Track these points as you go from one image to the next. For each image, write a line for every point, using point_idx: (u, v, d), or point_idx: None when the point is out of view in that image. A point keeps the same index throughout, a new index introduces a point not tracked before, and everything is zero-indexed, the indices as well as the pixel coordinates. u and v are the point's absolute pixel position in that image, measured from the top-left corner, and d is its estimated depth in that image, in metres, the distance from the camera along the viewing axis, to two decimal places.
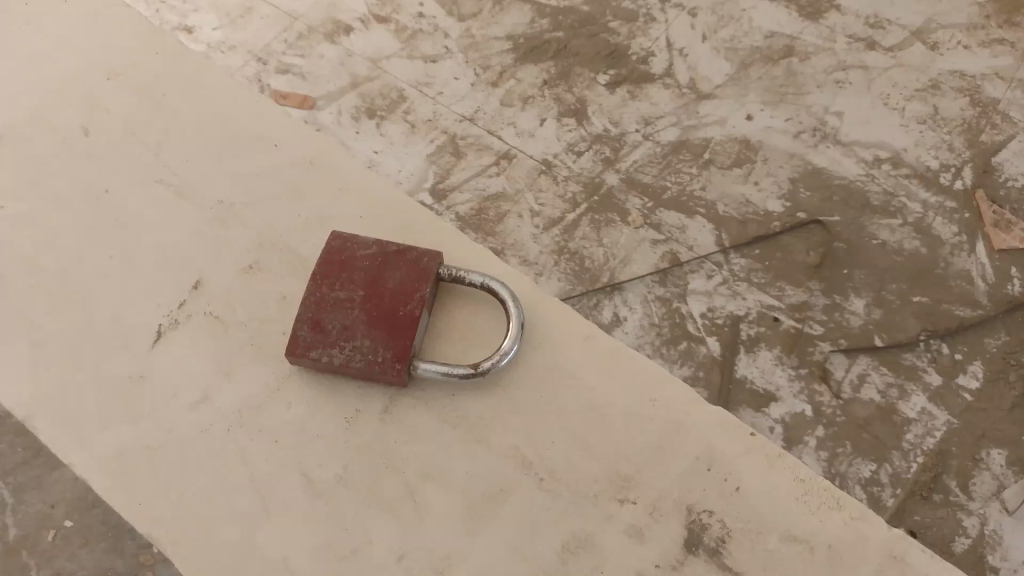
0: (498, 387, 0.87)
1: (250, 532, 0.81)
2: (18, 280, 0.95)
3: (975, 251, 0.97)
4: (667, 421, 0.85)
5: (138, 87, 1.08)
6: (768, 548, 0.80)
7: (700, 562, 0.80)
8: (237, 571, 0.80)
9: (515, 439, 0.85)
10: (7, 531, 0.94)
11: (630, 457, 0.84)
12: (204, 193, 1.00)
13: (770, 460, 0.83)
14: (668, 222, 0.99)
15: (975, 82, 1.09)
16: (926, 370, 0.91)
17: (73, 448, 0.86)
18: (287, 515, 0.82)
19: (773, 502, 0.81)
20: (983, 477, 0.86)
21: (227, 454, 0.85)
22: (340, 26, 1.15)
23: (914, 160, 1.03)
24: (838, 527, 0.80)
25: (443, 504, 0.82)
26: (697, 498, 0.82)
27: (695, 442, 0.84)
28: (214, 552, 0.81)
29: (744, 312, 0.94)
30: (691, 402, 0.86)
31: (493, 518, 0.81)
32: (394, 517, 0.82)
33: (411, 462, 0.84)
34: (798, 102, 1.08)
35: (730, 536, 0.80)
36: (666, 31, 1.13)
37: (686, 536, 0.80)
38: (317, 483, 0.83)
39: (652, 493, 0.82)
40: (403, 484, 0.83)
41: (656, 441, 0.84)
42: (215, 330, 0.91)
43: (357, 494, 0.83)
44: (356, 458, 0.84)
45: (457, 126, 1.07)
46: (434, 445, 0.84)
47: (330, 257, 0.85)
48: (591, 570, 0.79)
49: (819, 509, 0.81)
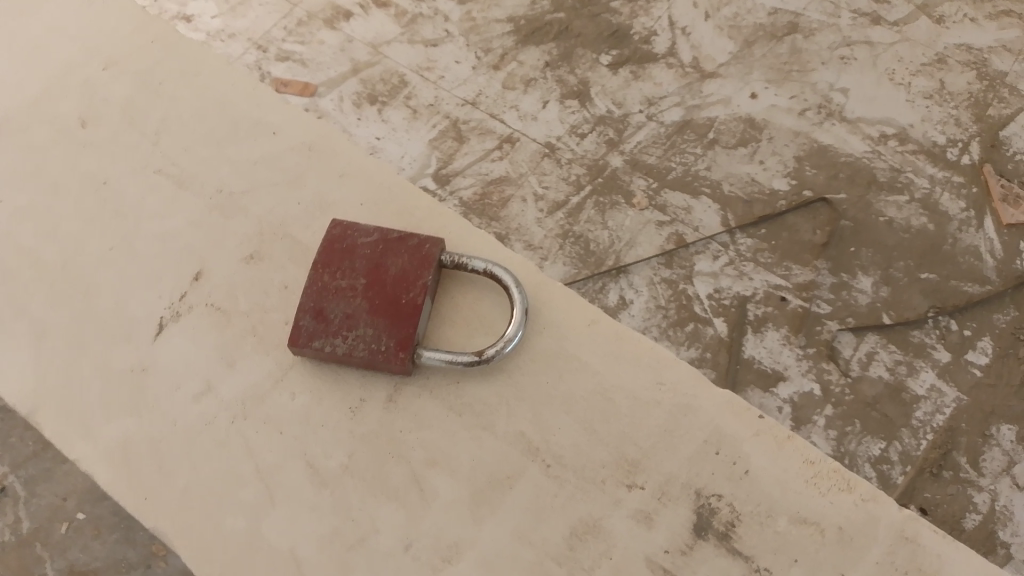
0: (503, 374, 0.87)
1: (257, 523, 0.82)
2: (20, 273, 0.95)
3: (983, 227, 0.96)
4: (674, 404, 0.85)
5: (136, 75, 1.07)
6: (778, 531, 0.80)
7: (709, 546, 0.80)
8: (245, 562, 0.80)
9: (521, 425, 0.85)
10: (21, 523, 0.93)
11: (637, 442, 0.84)
12: (204, 182, 1.00)
13: (779, 442, 0.83)
14: (674, 203, 0.99)
15: (981, 56, 1.07)
16: (934, 346, 0.90)
17: (79, 441, 0.86)
18: (295, 505, 0.82)
19: (782, 485, 0.81)
20: (993, 453, 0.86)
21: (233, 445, 0.85)
22: (339, 11, 1.14)
23: (920, 136, 1.02)
24: (849, 508, 0.80)
25: (451, 491, 0.82)
26: (704, 481, 0.82)
27: (702, 425, 0.84)
28: (222, 543, 0.81)
29: (751, 292, 0.93)
30: (699, 384, 0.86)
31: (501, 506, 0.82)
32: (401, 505, 0.82)
33: (417, 450, 0.84)
34: (803, 79, 1.06)
35: (739, 520, 0.81)
36: (668, 11, 1.12)
37: (694, 520, 0.81)
38: (324, 473, 0.84)
39: (660, 478, 0.82)
40: (410, 473, 0.83)
41: (663, 425, 0.85)
42: (217, 321, 0.92)
43: (364, 484, 0.83)
44: (363, 447, 0.85)
45: (459, 110, 1.06)
46: (440, 433, 0.85)
47: (331, 245, 0.85)
48: (598, 555, 0.80)
49: (829, 492, 0.81)
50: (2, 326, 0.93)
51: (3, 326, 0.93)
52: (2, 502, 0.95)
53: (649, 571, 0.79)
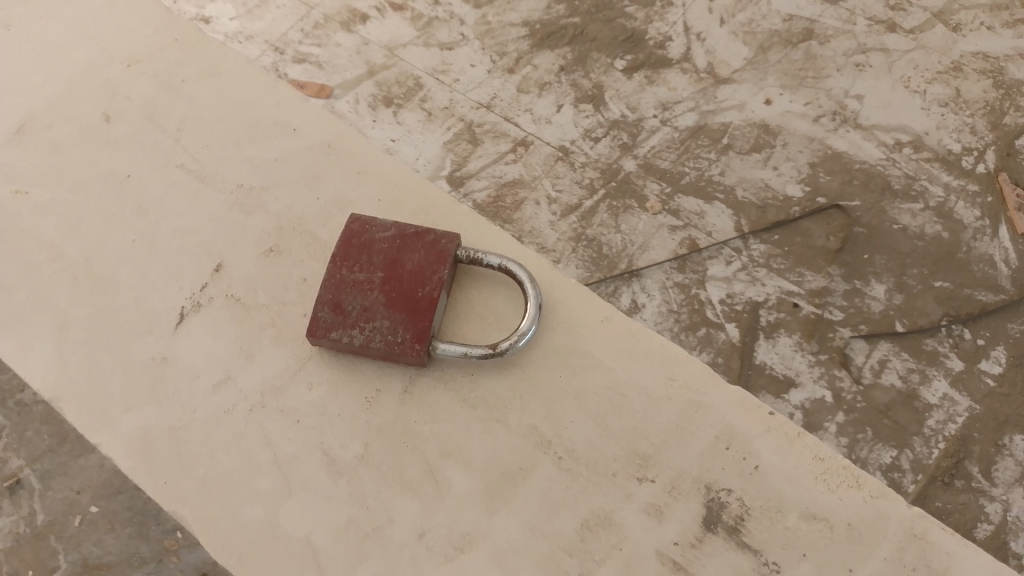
0: (516, 368, 0.88)
1: (273, 512, 0.83)
2: (43, 267, 0.97)
3: (998, 236, 0.96)
4: (687, 400, 0.87)
5: (157, 75, 1.08)
6: (788, 526, 0.81)
7: (719, 540, 0.81)
8: (261, 549, 0.82)
9: (534, 419, 0.86)
10: (35, 517, 0.94)
11: (648, 437, 0.85)
12: (224, 178, 1.01)
13: (789, 440, 0.84)
14: (687, 208, 0.99)
15: (998, 64, 1.07)
16: (947, 355, 0.90)
17: (100, 429, 0.88)
18: (311, 495, 0.84)
19: (793, 482, 0.82)
20: (1006, 462, 0.85)
21: (251, 436, 0.86)
22: (356, 14, 1.14)
23: (935, 144, 1.02)
24: (858, 505, 0.81)
25: (464, 484, 0.83)
26: (715, 476, 0.83)
27: (713, 422, 0.85)
28: (240, 530, 0.82)
29: (764, 297, 0.93)
30: (711, 381, 0.87)
31: (514, 498, 0.83)
32: (415, 495, 0.83)
33: (431, 442, 0.85)
34: (818, 85, 1.06)
35: (748, 514, 0.82)
36: (684, 16, 1.12)
37: (704, 515, 0.82)
38: (340, 463, 0.85)
39: (670, 472, 0.84)
40: (424, 463, 0.84)
41: (675, 421, 0.86)
42: (236, 313, 0.93)
43: (379, 475, 0.84)
44: (378, 438, 0.86)
45: (474, 113, 1.06)
46: (454, 426, 0.86)
47: (349, 240, 0.85)
48: (609, 548, 0.81)
49: (838, 488, 0.82)
50: (24, 319, 0.94)
51: (25, 317, 0.94)
52: (18, 496, 0.95)
53: (660, 564, 0.80)
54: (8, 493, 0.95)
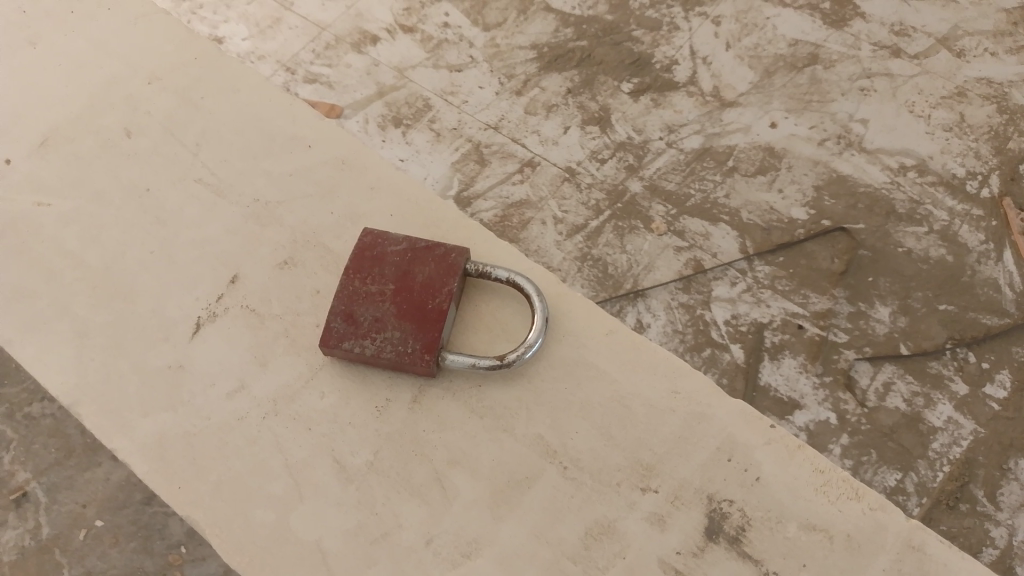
0: (523, 378, 0.89)
1: (283, 517, 0.84)
2: (64, 275, 0.98)
3: (1002, 260, 0.96)
4: (691, 412, 0.87)
5: (178, 90, 1.10)
6: (788, 537, 0.81)
7: (721, 549, 0.81)
8: (270, 553, 0.82)
9: (540, 429, 0.86)
10: (40, 530, 0.94)
11: (652, 448, 0.85)
12: (240, 192, 1.02)
13: (791, 452, 0.85)
14: (692, 229, 0.99)
15: (1001, 90, 1.08)
16: (952, 378, 0.90)
17: (118, 434, 0.89)
18: (319, 501, 0.84)
19: (794, 492, 0.83)
20: (1011, 487, 0.85)
21: (263, 441, 0.87)
22: (366, 36, 1.15)
23: (940, 168, 1.03)
24: (858, 517, 0.82)
25: (469, 491, 0.84)
26: (717, 487, 0.84)
27: (716, 433, 0.86)
28: (249, 533, 0.83)
29: (768, 319, 0.93)
30: (714, 394, 0.88)
31: (518, 506, 0.83)
32: (422, 502, 0.84)
33: (438, 451, 0.86)
34: (823, 109, 1.07)
35: (750, 524, 0.82)
36: (690, 40, 1.13)
37: (707, 524, 0.82)
38: (350, 469, 0.85)
39: (673, 482, 0.84)
40: (430, 471, 0.85)
41: (679, 433, 0.86)
42: (250, 321, 0.94)
43: (387, 481, 0.85)
44: (386, 446, 0.86)
45: (482, 134, 1.07)
46: (461, 434, 0.86)
47: (362, 252, 0.86)
48: (613, 556, 0.81)
49: (838, 499, 0.82)
50: (43, 328, 0.95)
51: (44, 327, 0.95)
52: (24, 508, 0.95)
53: (661, 573, 0.81)
54: (15, 506, 0.96)
